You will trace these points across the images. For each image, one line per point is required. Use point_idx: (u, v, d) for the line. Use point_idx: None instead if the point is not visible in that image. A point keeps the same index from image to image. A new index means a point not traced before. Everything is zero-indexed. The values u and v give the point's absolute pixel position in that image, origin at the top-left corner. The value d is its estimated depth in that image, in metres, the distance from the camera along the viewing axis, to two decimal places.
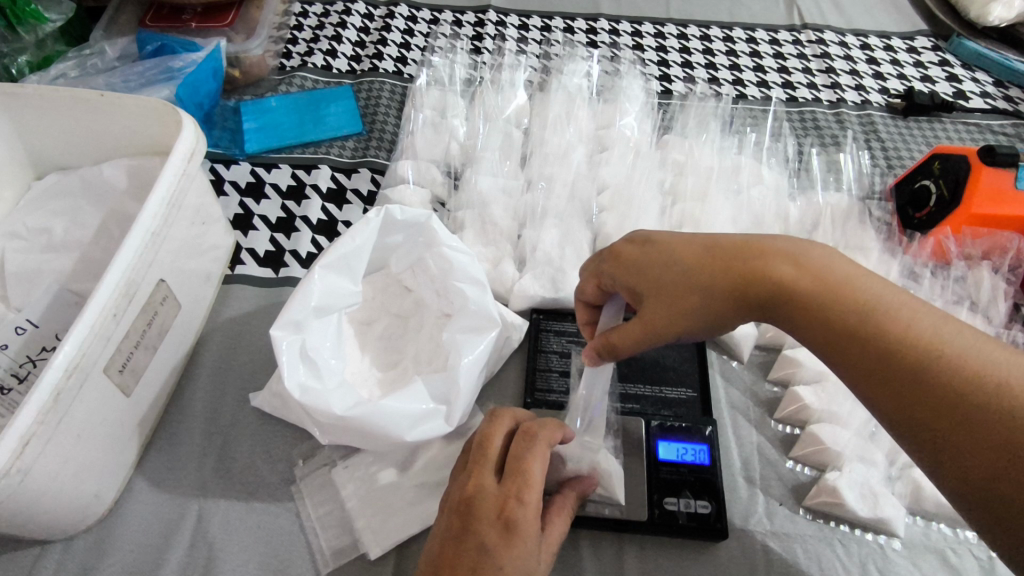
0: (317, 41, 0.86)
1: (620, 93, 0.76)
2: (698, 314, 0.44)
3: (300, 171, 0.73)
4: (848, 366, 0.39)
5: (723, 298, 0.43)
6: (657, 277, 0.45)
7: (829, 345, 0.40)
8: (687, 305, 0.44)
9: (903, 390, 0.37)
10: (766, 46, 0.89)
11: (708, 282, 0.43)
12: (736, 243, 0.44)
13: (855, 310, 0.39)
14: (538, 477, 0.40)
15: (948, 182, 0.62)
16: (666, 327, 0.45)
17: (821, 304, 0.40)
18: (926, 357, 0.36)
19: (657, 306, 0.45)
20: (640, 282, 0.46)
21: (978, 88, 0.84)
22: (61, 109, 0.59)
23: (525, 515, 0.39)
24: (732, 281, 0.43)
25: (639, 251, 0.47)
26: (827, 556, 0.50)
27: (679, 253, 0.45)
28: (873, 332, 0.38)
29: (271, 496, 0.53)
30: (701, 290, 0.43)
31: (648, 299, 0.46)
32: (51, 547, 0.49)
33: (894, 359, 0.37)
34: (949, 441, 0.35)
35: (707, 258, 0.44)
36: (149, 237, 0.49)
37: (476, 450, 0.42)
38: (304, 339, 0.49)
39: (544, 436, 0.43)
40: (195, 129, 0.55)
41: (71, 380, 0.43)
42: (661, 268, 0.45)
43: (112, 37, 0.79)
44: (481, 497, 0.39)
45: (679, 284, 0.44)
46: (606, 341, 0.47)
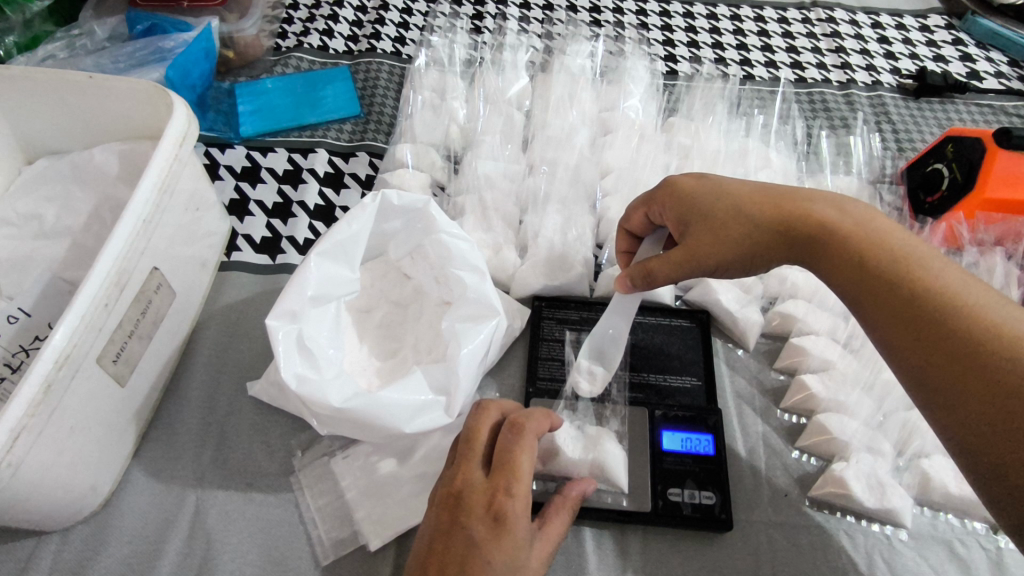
0: (313, 21, 0.84)
1: (624, 74, 0.74)
2: (736, 246, 0.46)
3: (296, 155, 0.72)
4: (872, 312, 0.41)
5: (763, 235, 0.45)
6: (705, 207, 0.47)
7: (859, 291, 0.42)
8: (730, 236, 0.46)
9: (922, 341, 0.38)
10: (774, 25, 0.87)
11: (751, 215, 0.45)
12: (784, 188, 0.46)
13: (892, 259, 0.41)
14: (525, 469, 0.40)
15: (961, 165, 0.61)
16: (707, 255, 0.46)
17: (858, 247, 0.42)
18: (949, 306, 0.38)
19: (702, 234, 0.46)
20: (689, 211, 0.48)
21: (992, 68, 0.81)
22: (50, 91, 0.57)
23: (514, 507, 0.38)
24: (774, 220, 0.45)
25: (692, 182, 0.49)
26: (832, 547, 0.49)
27: (733, 187, 0.47)
28: (903, 278, 0.40)
29: (270, 486, 0.52)
30: (748, 219, 0.45)
31: (693, 229, 0.47)
32: (48, 538, 0.49)
33: (919, 309, 0.39)
34: (962, 395, 0.36)
35: (758, 193, 0.46)
36: (139, 225, 0.48)
37: (463, 444, 0.42)
38: (300, 329, 0.47)
39: (531, 428, 0.42)
40: (188, 113, 0.54)
41: (62, 371, 0.42)
42: (711, 197, 0.47)
43: (102, 17, 0.77)
44: (469, 491, 0.39)
45: (727, 213, 0.46)
46: (645, 265, 0.48)
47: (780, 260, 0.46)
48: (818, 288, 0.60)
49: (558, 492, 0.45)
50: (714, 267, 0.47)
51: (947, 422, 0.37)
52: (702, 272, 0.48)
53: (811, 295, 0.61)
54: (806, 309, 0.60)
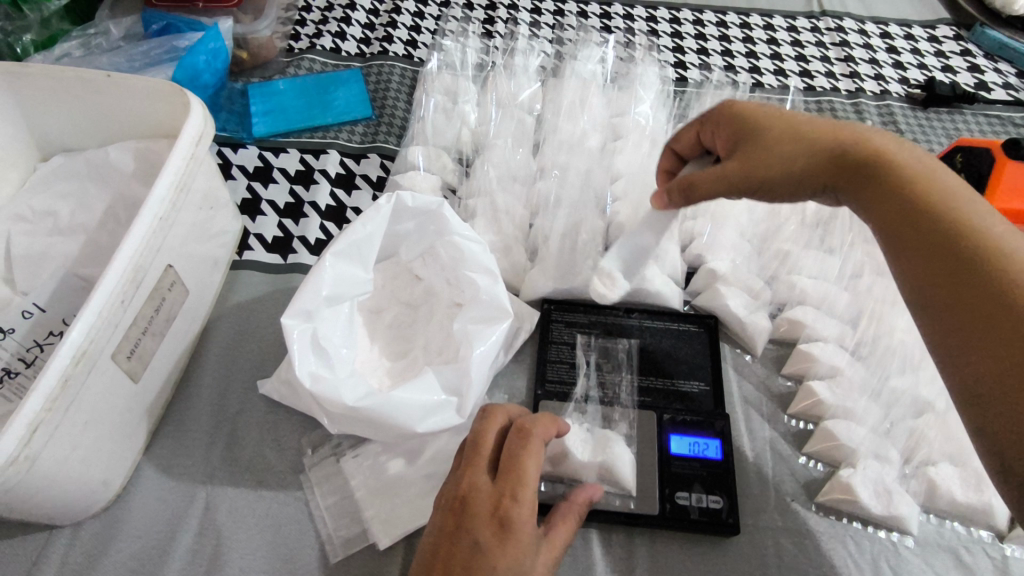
0: (326, 23, 0.85)
1: (635, 80, 0.75)
2: (784, 168, 0.45)
3: (308, 156, 0.72)
4: (903, 250, 0.40)
5: (809, 159, 0.45)
6: (759, 128, 0.47)
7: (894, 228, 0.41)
8: (777, 155, 0.46)
9: (950, 279, 0.37)
10: (783, 34, 0.87)
11: (802, 139, 0.45)
12: (840, 124, 0.46)
13: (935, 199, 0.40)
14: (532, 474, 0.40)
15: (970, 177, 0.61)
16: (751, 175, 0.46)
17: (906, 182, 0.41)
18: (988, 252, 0.37)
19: (752, 153, 0.47)
20: (744, 130, 0.48)
21: (1000, 79, 0.82)
22: (67, 89, 0.57)
23: (520, 512, 0.38)
24: (822, 148, 0.45)
25: (749, 107, 0.49)
26: (838, 553, 0.49)
27: (795, 117, 0.47)
28: (945, 217, 0.39)
29: (280, 484, 0.53)
30: (798, 144, 0.45)
31: (741, 151, 0.47)
32: (58, 532, 0.49)
33: (956, 248, 0.38)
34: (981, 337, 0.35)
35: (818, 124, 0.46)
36: (156, 223, 0.48)
37: (471, 447, 0.42)
38: (315, 328, 0.48)
39: (537, 433, 0.42)
40: (204, 112, 0.55)
41: (79, 367, 0.42)
42: (766, 120, 0.47)
43: (118, 16, 0.77)
44: (475, 495, 0.39)
45: (777, 137, 0.46)
46: (685, 180, 0.49)
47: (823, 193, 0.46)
48: (827, 295, 0.61)
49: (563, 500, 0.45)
50: (752, 191, 0.47)
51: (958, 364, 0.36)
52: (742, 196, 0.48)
53: (820, 302, 0.60)
54: (815, 315, 0.60)
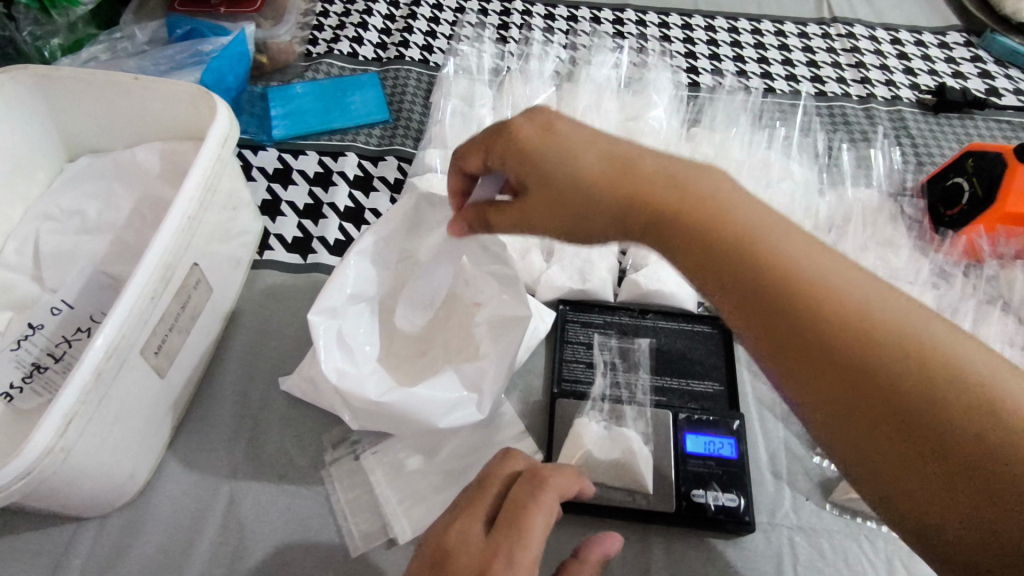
0: (343, 28, 0.86)
1: (649, 85, 0.76)
2: (586, 210, 0.40)
3: (327, 158, 0.73)
4: (734, 298, 0.37)
5: (630, 201, 0.39)
6: (543, 168, 0.40)
7: (716, 275, 0.37)
8: (576, 193, 0.40)
9: (799, 341, 0.34)
10: (794, 40, 0.88)
11: (604, 198, 0.39)
12: (601, 141, 0.41)
13: (744, 236, 0.36)
14: (534, 531, 0.38)
15: (981, 180, 0.61)
16: (550, 221, 0.42)
17: (718, 221, 0.37)
18: (862, 335, 0.33)
19: (540, 193, 0.41)
20: (521, 165, 0.41)
21: (1010, 85, 0.83)
22: (97, 92, 0.59)
23: (512, 572, 0.36)
24: (608, 199, 0.39)
25: (525, 121, 0.42)
26: (853, 552, 0.50)
27: (569, 138, 0.41)
28: (774, 261, 0.35)
29: (301, 479, 0.54)
30: (600, 176, 0.39)
31: (529, 185, 0.41)
32: (85, 525, 0.50)
33: (794, 303, 0.34)
34: (836, 401, 0.33)
35: (606, 160, 0.40)
36: (184, 221, 0.50)
37: (475, 492, 0.41)
38: (338, 325, 0.49)
39: (551, 489, 0.41)
40: (230, 115, 0.56)
41: (110, 362, 0.44)
42: (539, 153, 0.40)
43: (142, 21, 0.79)
44: (465, 547, 0.38)
45: (593, 182, 0.39)
46: (482, 213, 0.45)
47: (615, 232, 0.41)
48: None
49: (574, 556, 0.43)
50: (580, 235, 0.42)
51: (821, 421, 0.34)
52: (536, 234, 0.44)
53: None
54: None
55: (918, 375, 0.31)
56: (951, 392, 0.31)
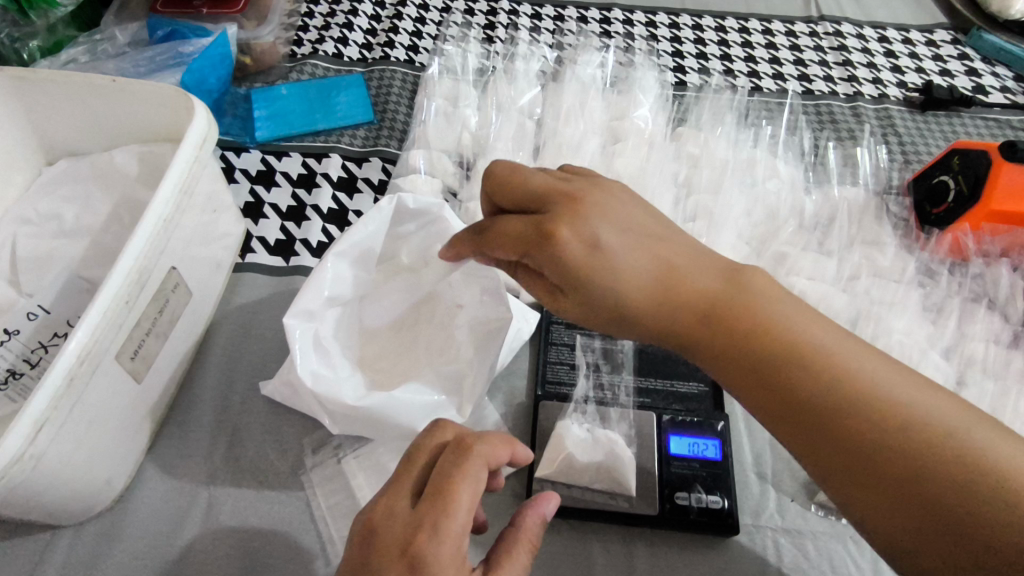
0: (328, 29, 0.86)
1: (635, 84, 0.75)
2: (628, 312, 0.43)
3: (310, 159, 0.73)
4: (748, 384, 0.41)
5: (659, 302, 0.43)
6: (577, 267, 0.42)
7: (731, 362, 0.42)
8: (611, 297, 0.43)
9: (809, 417, 0.39)
10: (782, 38, 0.88)
11: (634, 301, 0.43)
12: (635, 236, 0.44)
13: (770, 331, 0.41)
14: (460, 503, 0.36)
15: (967, 177, 0.61)
16: (594, 314, 0.44)
17: (737, 319, 0.41)
18: (872, 410, 0.37)
19: (584, 294, 0.43)
20: (563, 274, 0.43)
21: (998, 82, 0.82)
22: (73, 93, 0.58)
23: (437, 550, 0.34)
24: (643, 300, 0.43)
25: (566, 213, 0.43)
26: (838, 553, 0.50)
27: (611, 240, 0.43)
28: (787, 354, 0.40)
29: (281, 484, 0.53)
30: (630, 281, 0.43)
31: (570, 290, 0.43)
32: (61, 532, 0.50)
33: (805, 390, 0.39)
34: (842, 464, 0.37)
35: (644, 262, 0.43)
36: (160, 224, 0.49)
37: (400, 470, 0.39)
38: (315, 328, 0.48)
39: (474, 459, 0.38)
40: (208, 116, 0.55)
41: (83, 367, 0.43)
42: (572, 254, 0.42)
43: (123, 22, 0.78)
44: (389, 525, 0.36)
45: (629, 288, 0.43)
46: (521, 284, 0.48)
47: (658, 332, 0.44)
48: None
49: (511, 523, 0.41)
50: (613, 328, 0.45)
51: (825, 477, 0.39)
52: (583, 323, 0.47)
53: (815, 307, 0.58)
54: None
55: (912, 448, 0.36)
56: (944, 461, 0.35)
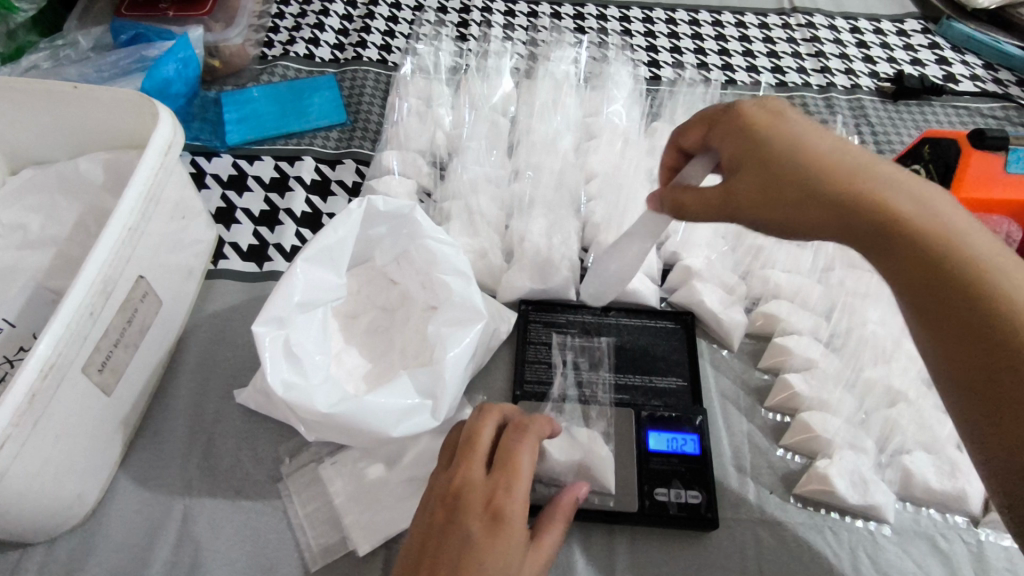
0: (299, 30, 0.85)
1: (608, 80, 0.75)
2: (792, 214, 0.40)
3: (283, 163, 0.72)
4: (909, 277, 0.37)
5: (893, 202, 0.38)
6: (795, 153, 0.40)
7: (906, 264, 0.37)
8: (821, 191, 0.39)
9: (970, 315, 0.34)
10: (755, 31, 0.88)
11: (857, 189, 0.38)
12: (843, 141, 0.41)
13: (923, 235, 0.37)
14: (526, 468, 0.41)
15: (938, 167, 0.61)
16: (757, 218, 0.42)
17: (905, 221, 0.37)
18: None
19: (755, 188, 0.41)
20: (760, 157, 0.41)
21: (967, 71, 0.83)
22: (33, 101, 0.57)
23: (513, 505, 0.39)
24: (834, 188, 0.39)
25: (762, 116, 0.42)
26: (817, 544, 0.50)
27: (805, 135, 0.41)
28: (965, 258, 0.35)
29: (258, 493, 0.52)
30: (876, 181, 0.38)
31: (744, 171, 0.42)
32: (33, 549, 0.49)
33: (983, 292, 0.34)
34: (995, 385, 0.33)
35: (821, 159, 0.40)
36: (125, 232, 0.48)
37: (464, 444, 0.42)
38: (287, 335, 0.48)
39: (533, 430, 0.43)
40: (173, 121, 0.54)
41: (47, 380, 0.42)
42: (826, 143, 0.41)
43: (87, 27, 0.77)
44: (468, 488, 0.40)
45: (860, 182, 0.38)
46: (675, 198, 0.44)
47: (802, 232, 0.41)
48: (801, 288, 0.61)
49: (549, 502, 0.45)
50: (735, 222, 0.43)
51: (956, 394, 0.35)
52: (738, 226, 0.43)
53: (794, 295, 0.61)
54: (790, 308, 0.60)
55: None
56: None
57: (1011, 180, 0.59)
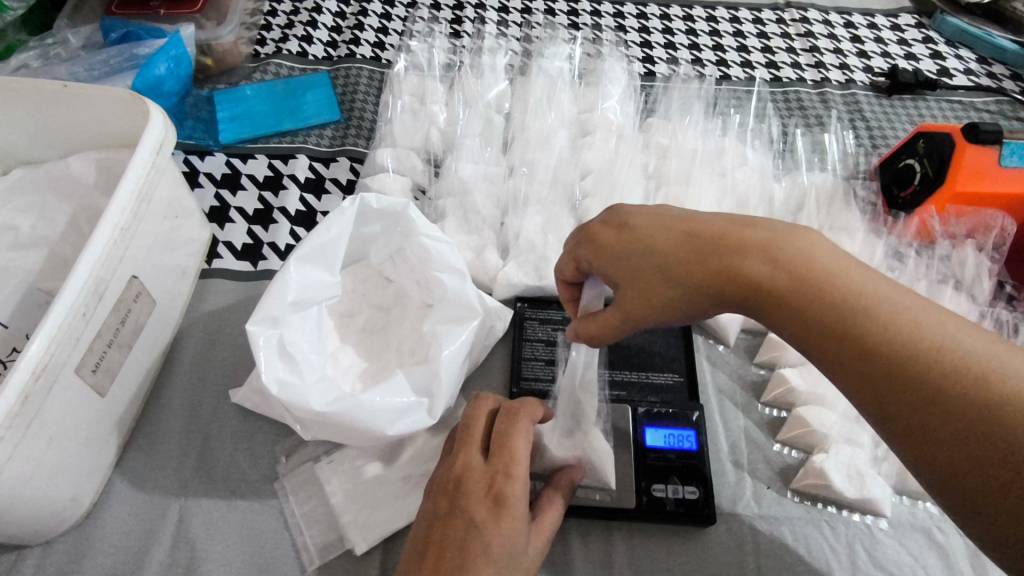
0: (292, 27, 0.84)
1: (602, 76, 0.75)
2: (676, 305, 0.41)
3: (277, 161, 0.71)
4: (811, 345, 0.38)
5: (757, 273, 0.39)
6: (656, 253, 0.42)
7: (798, 330, 0.38)
8: (693, 281, 0.40)
9: (869, 371, 0.35)
10: (749, 26, 0.88)
11: (729, 276, 0.39)
12: (694, 222, 0.42)
13: (797, 298, 0.37)
14: (523, 451, 0.41)
15: (932, 160, 0.62)
16: (653, 316, 0.43)
17: (777, 291, 0.38)
18: (930, 368, 0.33)
19: (636, 295, 0.42)
20: (625, 267, 0.43)
21: (961, 65, 0.83)
22: (22, 101, 0.56)
23: (514, 487, 0.39)
24: (707, 280, 0.40)
25: (610, 233, 0.44)
26: (814, 538, 0.50)
27: (656, 237, 0.42)
28: (850, 311, 0.36)
29: (254, 493, 0.52)
30: (748, 260, 0.39)
31: (623, 286, 0.43)
32: (28, 551, 0.48)
33: (875, 343, 0.35)
34: (908, 425, 0.34)
35: (681, 247, 0.41)
36: (117, 232, 0.48)
37: (461, 433, 0.43)
38: (281, 334, 0.48)
39: (526, 412, 0.43)
40: (165, 120, 0.54)
41: (39, 382, 0.42)
42: (682, 231, 0.42)
43: (78, 25, 0.76)
44: (469, 475, 0.40)
45: (727, 265, 0.39)
46: (584, 329, 0.45)
47: (706, 313, 0.42)
48: None
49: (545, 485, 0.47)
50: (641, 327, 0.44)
51: (896, 445, 0.35)
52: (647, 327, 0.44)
53: None
54: None
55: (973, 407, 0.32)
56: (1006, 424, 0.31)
57: (1005, 173, 0.59)
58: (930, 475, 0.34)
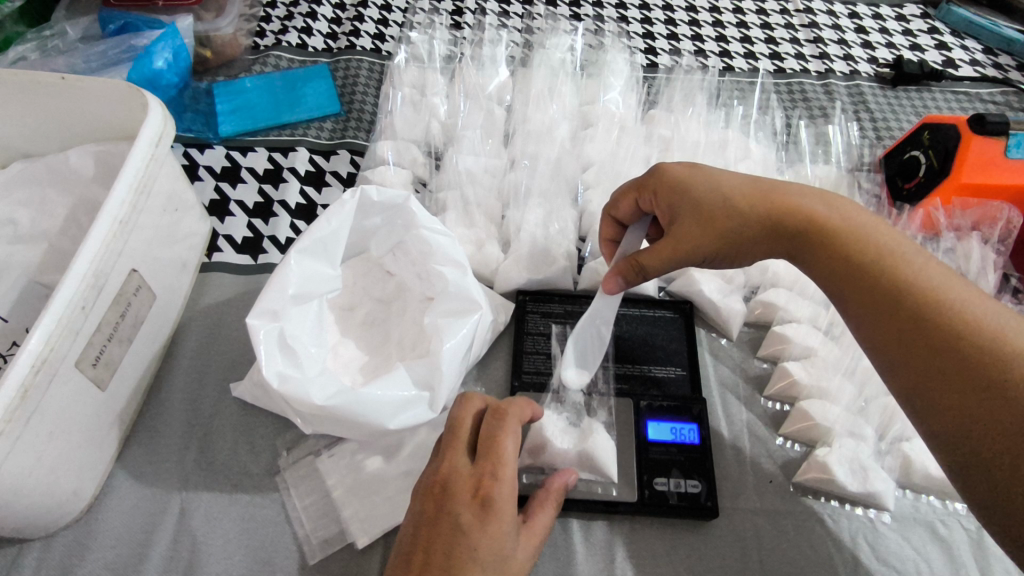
0: (291, 19, 0.83)
1: (604, 68, 0.74)
2: (730, 240, 0.46)
3: (276, 154, 0.71)
4: (847, 284, 0.43)
5: (812, 219, 0.44)
6: (723, 191, 0.47)
7: (838, 271, 0.43)
8: (753, 219, 0.45)
9: (894, 308, 0.40)
10: (752, 17, 0.87)
11: (791, 214, 0.45)
12: (763, 179, 0.47)
13: (844, 244, 0.43)
14: (510, 453, 0.41)
15: (938, 152, 0.62)
16: (703, 251, 0.47)
17: (828, 235, 0.44)
18: (946, 315, 0.39)
19: (693, 229, 0.47)
20: (687, 202, 0.47)
21: (967, 55, 0.82)
22: (19, 93, 0.56)
23: (501, 491, 0.39)
24: (767, 217, 0.45)
25: (684, 171, 0.48)
26: (816, 532, 0.50)
27: (725, 182, 0.47)
28: (889, 260, 0.42)
29: (255, 487, 0.52)
30: (809, 207, 0.45)
31: (681, 220, 0.47)
32: (29, 545, 0.48)
33: (906, 287, 0.40)
34: (920, 360, 0.39)
35: (750, 190, 0.46)
36: (116, 226, 0.47)
37: (447, 435, 0.42)
38: (282, 327, 0.47)
39: (513, 412, 0.43)
40: (164, 113, 0.53)
41: (39, 376, 0.42)
42: (747, 181, 0.47)
43: (75, 17, 0.76)
44: (456, 478, 0.40)
45: (790, 205, 0.45)
46: (634, 260, 0.48)
47: (755, 254, 0.47)
48: (799, 276, 0.61)
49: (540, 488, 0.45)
50: (690, 262, 0.48)
51: (901, 380, 0.40)
52: (691, 264, 0.48)
53: (793, 284, 0.61)
54: (787, 297, 0.60)
55: (977, 353, 0.37)
56: (1008, 368, 0.36)
57: (1011, 165, 0.59)
58: (927, 408, 0.38)
